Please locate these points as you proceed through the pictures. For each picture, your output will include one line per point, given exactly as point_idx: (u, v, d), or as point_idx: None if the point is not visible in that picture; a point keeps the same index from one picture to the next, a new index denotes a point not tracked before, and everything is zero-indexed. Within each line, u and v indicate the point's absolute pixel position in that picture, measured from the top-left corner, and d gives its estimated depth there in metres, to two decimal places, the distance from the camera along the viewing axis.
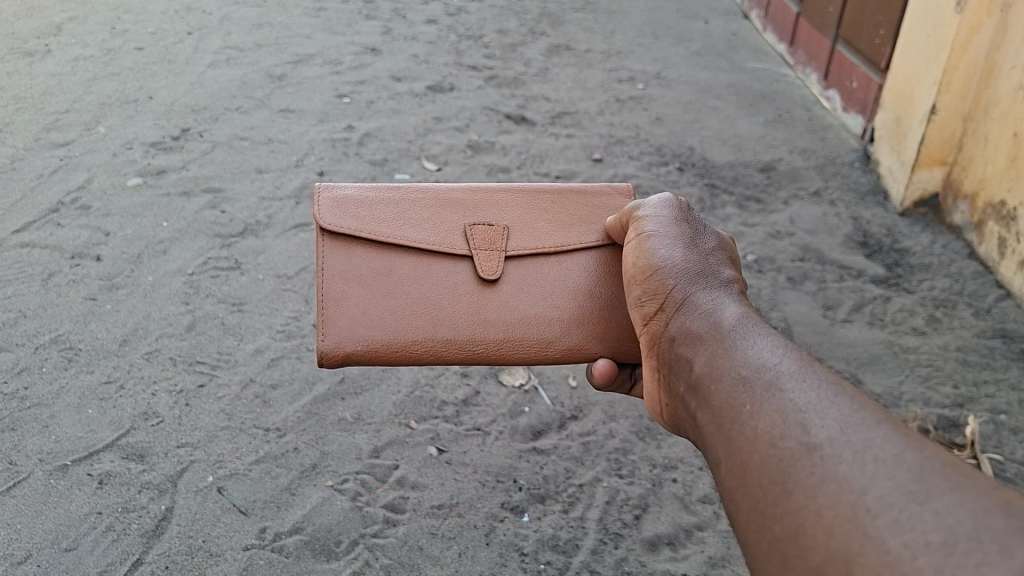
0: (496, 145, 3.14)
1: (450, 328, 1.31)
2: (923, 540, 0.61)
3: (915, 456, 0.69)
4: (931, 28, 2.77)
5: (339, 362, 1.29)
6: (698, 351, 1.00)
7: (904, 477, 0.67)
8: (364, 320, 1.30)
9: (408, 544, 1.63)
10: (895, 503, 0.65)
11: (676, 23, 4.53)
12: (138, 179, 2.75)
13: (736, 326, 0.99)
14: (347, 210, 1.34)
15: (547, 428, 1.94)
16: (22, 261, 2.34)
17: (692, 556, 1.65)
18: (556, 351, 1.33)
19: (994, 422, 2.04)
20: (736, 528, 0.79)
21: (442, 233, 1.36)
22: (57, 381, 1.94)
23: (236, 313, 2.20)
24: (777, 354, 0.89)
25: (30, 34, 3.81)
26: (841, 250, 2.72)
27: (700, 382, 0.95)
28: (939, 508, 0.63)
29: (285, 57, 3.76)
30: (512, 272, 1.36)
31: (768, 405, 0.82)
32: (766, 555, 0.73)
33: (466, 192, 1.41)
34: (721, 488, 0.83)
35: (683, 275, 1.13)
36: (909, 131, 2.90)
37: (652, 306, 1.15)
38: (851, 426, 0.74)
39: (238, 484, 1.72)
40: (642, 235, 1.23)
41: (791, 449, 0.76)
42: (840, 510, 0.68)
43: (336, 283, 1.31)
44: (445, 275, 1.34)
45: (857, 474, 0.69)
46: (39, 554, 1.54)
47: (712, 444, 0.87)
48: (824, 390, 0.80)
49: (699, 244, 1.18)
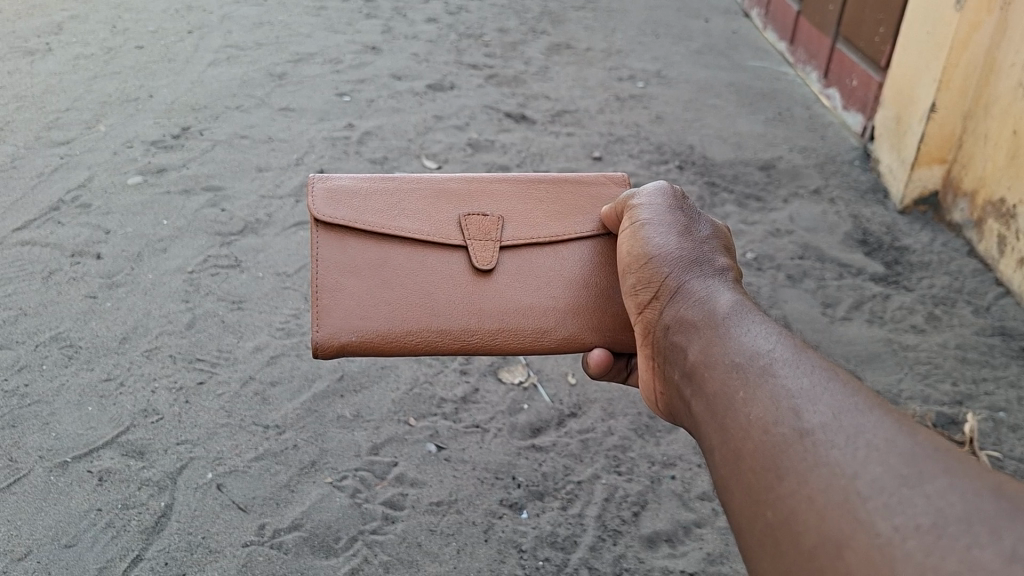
0: (496, 143, 3.14)
1: (445, 319, 1.31)
2: (914, 524, 0.62)
3: (906, 439, 0.69)
4: (931, 26, 2.77)
5: (334, 353, 1.30)
6: (692, 339, 1.00)
7: (895, 461, 0.67)
8: (358, 311, 1.30)
9: (407, 541, 1.63)
10: (886, 487, 0.65)
11: (676, 21, 4.53)
12: (138, 178, 2.76)
13: (730, 313, 0.99)
14: (341, 201, 1.34)
15: (546, 425, 1.94)
16: (23, 260, 2.34)
17: (690, 553, 1.65)
18: (551, 340, 1.34)
19: (993, 419, 2.04)
20: (729, 514, 0.80)
21: (436, 223, 1.36)
22: (57, 378, 1.94)
23: (236, 311, 2.20)
24: (770, 340, 0.89)
25: (30, 33, 3.81)
26: (840, 248, 2.72)
27: (694, 369, 0.95)
28: (930, 491, 0.64)
29: (285, 56, 3.76)
30: (507, 263, 1.36)
31: (761, 391, 0.82)
32: (759, 540, 0.73)
33: (460, 182, 1.41)
34: (714, 474, 0.83)
35: (677, 264, 1.13)
36: (909, 129, 2.91)
37: (646, 295, 1.16)
38: (843, 411, 0.75)
39: (238, 481, 1.72)
40: (637, 224, 1.24)
41: (783, 435, 0.76)
42: (831, 495, 0.68)
43: (331, 274, 1.31)
44: (440, 266, 1.34)
45: (849, 458, 0.70)
46: (39, 551, 1.55)
47: (705, 431, 0.88)
48: (816, 375, 0.81)
49: (693, 233, 1.18)
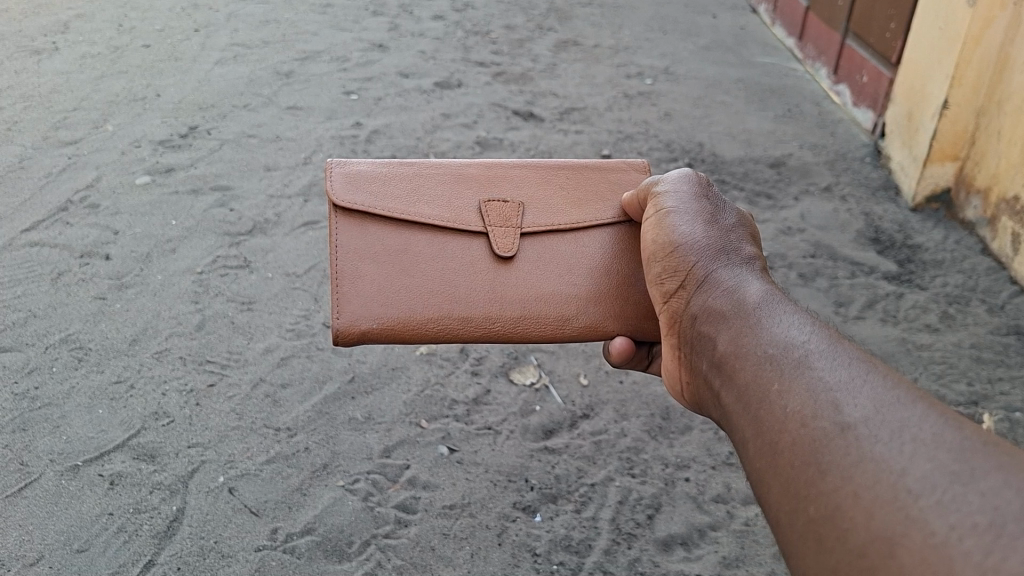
0: (504, 142, 3.12)
1: (466, 305, 1.29)
2: (970, 522, 0.60)
3: (955, 435, 0.67)
4: (943, 21, 2.74)
5: (354, 341, 1.28)
6: (722, 329, 0.99)
7: (945, 456, 0.65)
8: (378, 298, 1.28)
9: (421, 545, 1.62)
10: (938, 484, 0.63)
11: (685, 17, 4.50)
12: (146, 178, 2.74)
13: (761, 303, 0.98)
14: (361, 187, 1.33)
15: (558, 427, 1.92)
16: (31, 261, 2.33)
17: (706, 556, 1.64)
18: (573, 329, 1.32)
19: (1009, 420, 2.02)
20: (766, 509, 0.78)
21: (457, 210, 1.34)
22: (67, 381, 1.93)
23: (246, 312, 2.19)
24: (806, 332, 0.88)
25: (37, 32, 3.80)
26: (852, 246, 2.70)
27: (725, 361, 0.94)
28: (984, 488, 0.62)
29: (293, 54, 3.75)
30: (528, 250, 1.34)
31: (799, 384, 0.81)
32: (799, 536, 0.71)
33: (480, 168, 1.40)
34: (750, 469, 0.82)
35: (704, 253, 1.11)
36: (921, 125, 2.88)
37: (672, 285, 1.14)
38: (886, 405, 0.73)
39: (250, 484, 1.71)
40: (662, 213, 1.21)
41: (823, 429, 0.74)
42: (879, 492, 0.66)
43: (350, 261, 1.30)
44: (461, 253, 1.32)
45: (895, 454, 0.68)
46: (50, 556, 1.53)
47: (740, 424, 0.86)
48: (856, 368, 0.79)
49: (720, 221, 1.16)
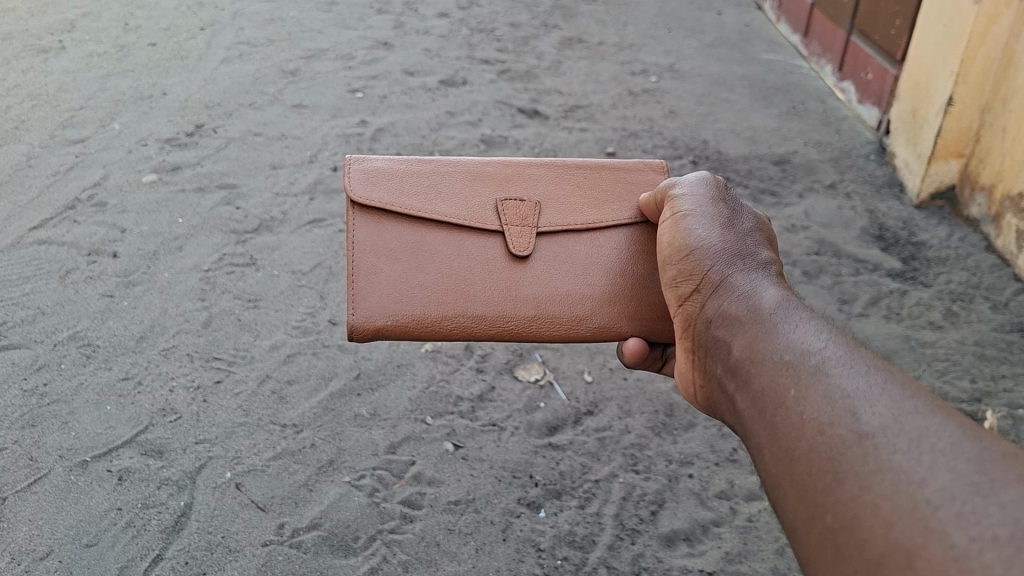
0: (509, 139, 3.13)
1: (481, 304, 1.30)
2: (990, 534, 0.60)
3: (973, 446, 0.68)
4: (948, 18, 2.74)
5: (370, 336, 1.29)
6: (737, 333, 1.00)
7: (964, 467, 0.66)
8: (394, 295, 1.29)
9: (426, 540, 1.63)
10: (957, 495, 0.64)
11: (689, 14, 4.50)
12: (153, 176, 2.76)
13: (777, 308, 0.98)
14: (379, 182, 1.34)
15: (562, 423, 1.93)
16: (39, 259, 2.35)
17: (709, 552, 1.65)
18: (588, 329, 1.32)
19: (1013, 417, 2.03)
20: (782, 513, 0.79)
21: (473, 208, 1.36)
22: (76, 378, 1.95)
23: (252, 309, 2.20)
24: (822, 338, 0.88)
25: (43, 30, 3.83)
26: (856, 243, 2.70)
27: (740, 365, 0.95)
28: (1004, 499, 0.62)
29: (298, 52, 3.76)
30: (543, 249, 1.35)
31: (816, 391, 0.81)
32: (816, 542, 0.72)
33: (498, 166, 1.41)
34: (766, 474, 0.83)
35: (719, 257, 1.12)
36: (926, 123, 2.88)
37: (688, 287, 1.15)
38: (904, 413, 0.74)
39: (257, 480, 1.72)
40: (679, 215, 1.22)
41: (840, 437, 0.75)
42: (898, 502, 0.67)
43: (367, 256, 1.31)
44: (477, 251, 1.34)
45: (914, 464, 0.68)
46: (60, 551, 1.55)
47: (756, 429, 0.87)
48: (874, 376, 0.79)
49: (737, 224, 1.17)
